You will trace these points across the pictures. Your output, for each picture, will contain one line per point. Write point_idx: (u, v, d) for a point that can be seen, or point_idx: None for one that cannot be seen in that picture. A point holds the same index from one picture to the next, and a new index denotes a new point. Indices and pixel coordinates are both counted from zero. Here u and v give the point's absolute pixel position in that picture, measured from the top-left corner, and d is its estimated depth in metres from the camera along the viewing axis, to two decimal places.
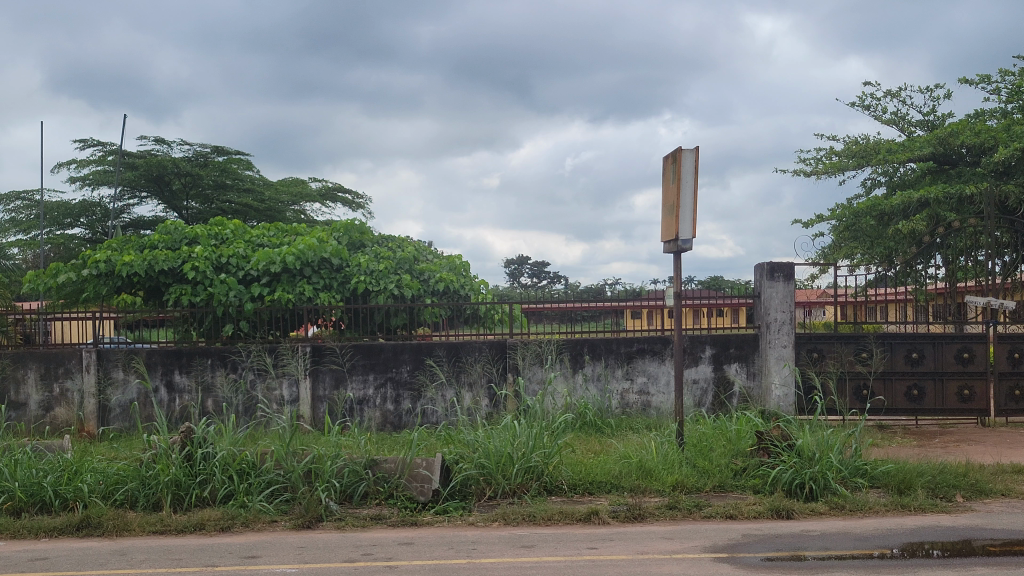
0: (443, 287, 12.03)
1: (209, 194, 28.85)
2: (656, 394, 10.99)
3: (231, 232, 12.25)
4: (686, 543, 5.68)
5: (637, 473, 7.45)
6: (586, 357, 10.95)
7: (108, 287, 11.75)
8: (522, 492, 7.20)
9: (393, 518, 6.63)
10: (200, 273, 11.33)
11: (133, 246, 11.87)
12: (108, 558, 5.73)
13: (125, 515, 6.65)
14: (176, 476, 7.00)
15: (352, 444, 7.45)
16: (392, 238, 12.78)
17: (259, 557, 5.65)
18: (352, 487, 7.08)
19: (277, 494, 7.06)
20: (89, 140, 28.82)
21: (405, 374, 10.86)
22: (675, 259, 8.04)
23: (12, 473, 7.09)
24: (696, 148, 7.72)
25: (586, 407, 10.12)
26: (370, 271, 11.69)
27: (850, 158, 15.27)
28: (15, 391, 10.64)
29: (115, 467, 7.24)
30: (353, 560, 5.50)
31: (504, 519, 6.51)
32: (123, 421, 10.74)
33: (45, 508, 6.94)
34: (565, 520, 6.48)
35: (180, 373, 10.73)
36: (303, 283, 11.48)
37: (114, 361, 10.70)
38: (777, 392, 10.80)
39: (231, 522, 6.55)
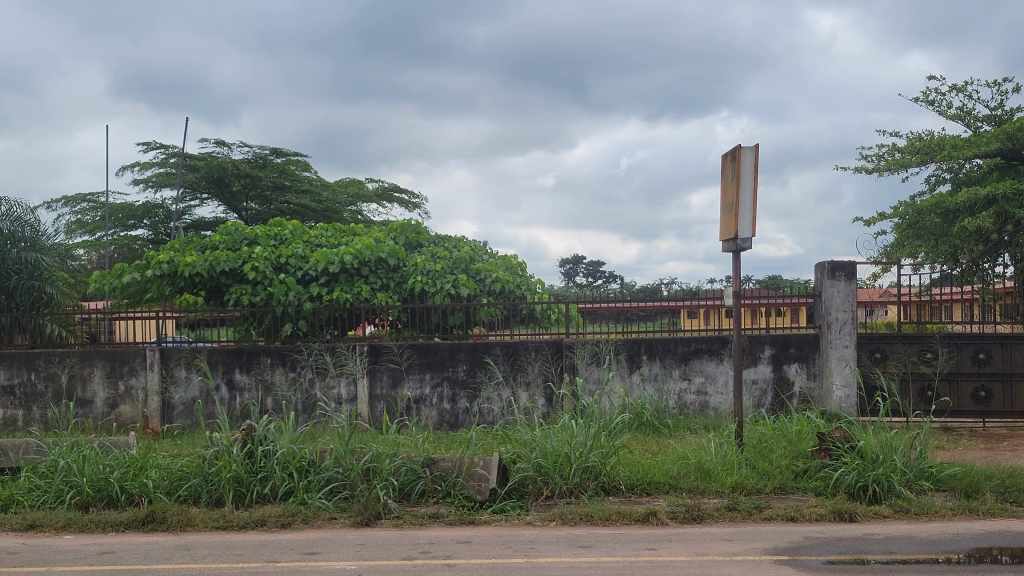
0: (499, 287, 12.06)
1: (269, 194, 29.17)
2: (714, 395, 10.89)
3: (290, 232, 12.41)
4: (747, 546, 5.62)
5: (695, 474, 7.40)
6: (643, 356, 10.89)
7: (171, 287, 11.99)
8: (579, 492, 7.18)
9: (450, 517, 6.65)
10: (260, 273, 11.50)
11: (194, 247, 12.09)
12: (173, 553, 5.83)
13: (188, 511, 6.78)
14: (237, 472, 7.12)
15: (409, 442, 7.51)
16: (448, 238, 12.83)
17: (319, 554, 5.72)
18: (409, 486, 7.13)
19: (337, 492, 7.13)
20: (152, 144, 29.40)
21: (462, 373, 10.90)
22: (734, 258, 7.95)
23: (79, 469, 7.25)
24: (755, 147, 7.63)
25: (644, 407, 10.05)
26: (427, 272, 11.80)
27: (913, 154, 14.88)
28: (81, 388, 10.88)
29: (179, 463, 7.38)
30: (412, 558, 5.54)
31: (562, 518, 6.50)
32: (186, 419, 10.94)
33: (112, 503, 7.11)
34: (624, 520, 6.44)
35: (241, 372, 10.90)
36: (361, 283, 11.61)
37: (176, 359, 10.89)
38: (839, 393, 10.64)
39: (291, 519, 6.64)
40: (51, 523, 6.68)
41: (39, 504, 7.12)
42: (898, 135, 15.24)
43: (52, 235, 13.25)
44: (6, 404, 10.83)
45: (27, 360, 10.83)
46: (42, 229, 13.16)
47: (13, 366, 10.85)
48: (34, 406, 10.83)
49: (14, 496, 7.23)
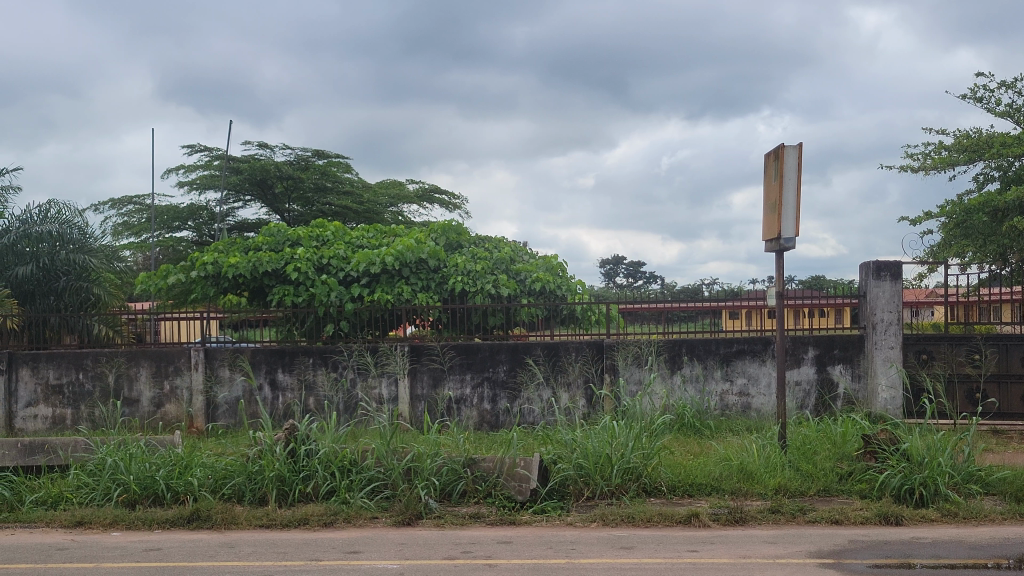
0: (540, 287, 12.07)
1: (311, 195, 29.41)
2: (756, 396, 10.80)
3: (331, 233, 12.48)
4: (790, 548, 5.56)
5: (738, 476, 7.34)
6: (684, 357, 10.83)
7: (215, 288, 12.14)
8: (620, 493, 7.15)
9: (491, 518, 6.66)
10: (303, 274, 11.60)
11: (238, 249, 12.22)
12: (218, 550, 5.90)
13: (232, 509, 6.86)
14: (280, 471, 7.19)
15: (450, 442, 7.53)
16: (488, 239, 12.85)
17: (361, 553, 5.75)
18: (450, 485, 7.15)
19: (378, 491, 7.17)
20: (196, 146, 29.78)
21: (502, 374, 10.91)
22: (776, 259, 7.88)
23: (127, 467, 7.36)
24: (799, 146, 7.54)
25: (685, 407, 9.99)
26: (467, 272, 11.84)
27: (961, 152, 14.62)
28: (128, 388, 11.05)
29: (223, 462, 7.46)
30: (453, 558, 5.56)
31: (603, 519, 6.49)
32: (229, 418, 11.07)
33: (158, 500, 7.22)
34: (665, 522, 6.42)
35: (284, 372, 10.99)
36: (402, 284, 11.66)
37: (220, 359, 11.02)
38: (884, 395, 10.51)
39: (334, 517, 6.69)
40: (99, 520, 6.79)
41: (87, 501, 7.24)
42: (946, 133, 14.99)
43: (100, 237, 13.49)
44: (55, 403, 11.02)
45: (76, 360, 11.01)
46: (90, 231, 13.40)
47: (62, 366, 11.04)
48: (82, 405, 11.01)
49: (63, 494, 7.36)
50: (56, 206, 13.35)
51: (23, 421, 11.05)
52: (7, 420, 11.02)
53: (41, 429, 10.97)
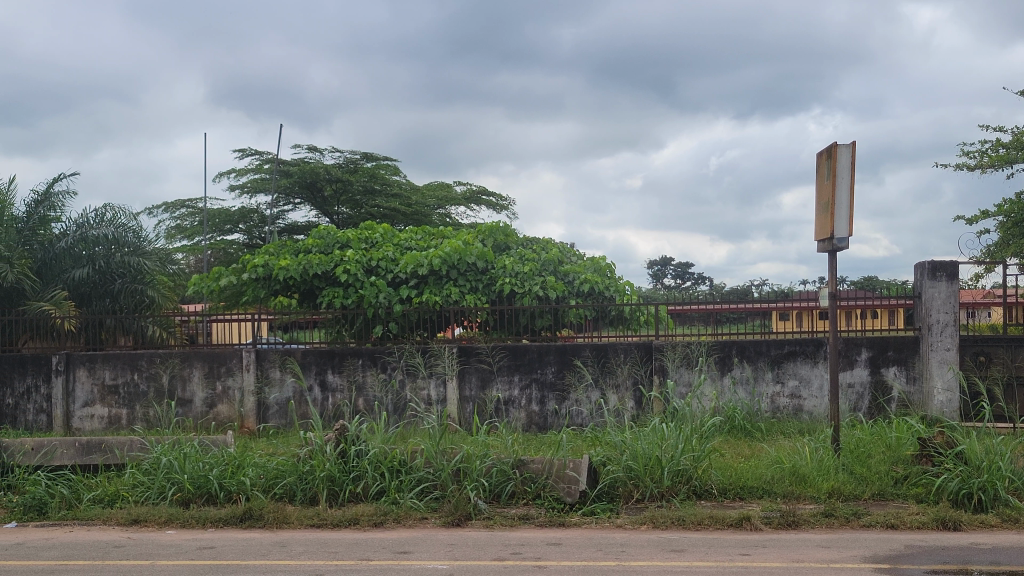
0: (588, 288, 12.00)
1: (359, 198, 29.62)
2: (808, 398, 10.67)
3: (380, 235, 12.53)
4: (844, 552, 5.48)
5: (790, 479, 7.26)
6: (734, 359, 10.74)
7: (266, 290, 12.28)
8: (670, 495, 7.09)
9: (540, 519, 6.66)
10: (352, 276, 11.70)
11: (288, 251, 12.36)
12: (270, 549, 5.97)
13: (284, 509, 6.94)
14: (331, 471, 7.26)
15: (499, 443, 7.55)
16: (536, 241, 12.84)
17: (411, 553, 5.78)
18: (500, 487, 7.16)
19: (428, 492, 7.19)
20: (247, 149, 30.14)
21: (551, 375, 10.90)
22: (829, 259, 7.77)
23: (181, 466, 7.48)
24: (852, 144, 7.44)
25: (735, 410, 9.88)
26: (515, 273, 11.86)
27: (1020, 150, 14.31)
28: (181, 389, 11.22)
29: (275, 462, 7.54)
30: (502, 559, 5.56)
31: (653, 522, 6.45)
32: (280, 418, 11.19)
33: (211, 499, 7.31)
34: (716, 525, 6.35)
35: (333, 373, 11.09)
36: (450, 286, 11.72)
37: (270, 361, 11.16)
38: (939, 398, 10.32)
39: (383, 518, 6.73)
40: (154, 518, 6.91)
41: (143, 500, 7.36)
42: (1004, 130, 14.67)
43: (154, 240, 13.73)
44: (111, 403, 11.22)
45: (131, 361, 11.20)
46: (144, 234, 13.64)
47: (117, 367, 11.23)
48: (137, 405, 11.20)
49: (119, 492, 7.50)
50: (111, 210, 13.61)
51: (80, 421, 11.27)
52: (65, 420, 11.26)
53: (97, 428, 11.19)
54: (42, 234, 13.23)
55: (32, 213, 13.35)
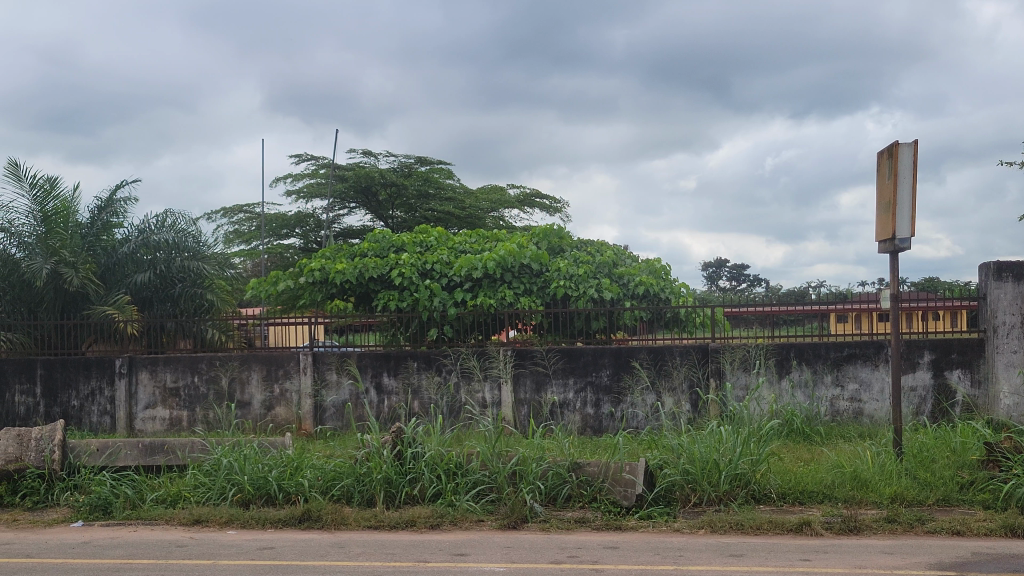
0: (643, 290, 11.91)
1: (414, 202, 29.81)
2: (869, 402, 10.50)
3: (435, 239, 12.58)
4: (908, 559, 5.38)
5: (851, 484, 7.14)
6: (792, 361, 10.63)
7: (322, 294, 12.43)
8: (729, 500, 7.02)
9: (597, 522, 6.65)
10: (407, 280, 11.78)
11: (344, 255, 12.52)
12: (329, 550, 6.04)
13: (342, 510, 7.01)
14: (388, 473, 7.31)
15: (554, 446, 7.54)
16: (590, 243, 12.80)
17: (468, 555, 5.80)
18: (556, 490, 7.15)
19: (483, 495, 7.20)
20: (303, 155, 30.54)
21: (606, 378, 10.86)
22: (891, 260, 7.63)
23: (241, 467, 7.59)
24: (915, 143, 7.31)
25: (794, 414, 9.74)
26: (570, 276, 11.86)
27: None
28: (240, 391, 11.38)
29: (332, 464, 7.63)
30: (559, 562, 5.56)
31: (710, 526, 6.39)
32: (337, 420, 11.30)
33: (271, 500, 7.41)
34: (776, 530, 6.29)
35: (389, 376, 11.18)
36: (505, 289, 11.75)
37: (327, 363, 11.25)
38: (1007, 401, 10.03)
39: (439, 520, 6.77)
40: (215, 518, 7.02)
41: (204, 501, 7.48)
42: None
43: (213, 245, 14.00)
44: (172, 405, 11.43)
45: (192, 364, 11.40)
46: (204, 239, 13.93)
47: (178, 369, 11.44)
48: (197, 407, 11.40)
49: (181, 492, 7.63)
50: (172, 215, 13.90)
51: (143, 423, 11.50)
52: (128, 421, 11.48)
53: (159, 429, 11.41)
54: (105, 240, 13.49)
55: (96, 219, 13.65)
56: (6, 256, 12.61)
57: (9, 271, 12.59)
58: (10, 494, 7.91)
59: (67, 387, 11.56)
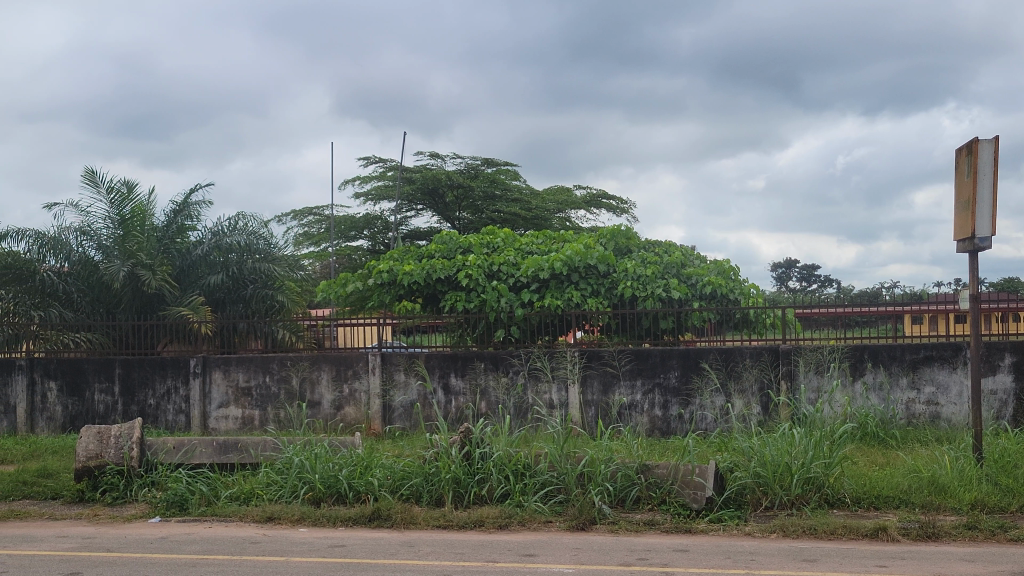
0: (711, 291, 11.80)
1: (480, 204, 29.93)
2: (946, 405, 10.27)
3: (501, 240, 12.63)
4: (989, 567, 5.23)
5: (929, 489, 6.98)
6: (866, 364, 10.40)
7: (391, 296, 12.51)
8: (801, 504, 6.92)
9: (666, 525, 6.60)
10: (474, 281, 11.84)
11: (412, 257, 12.60)
12: (398, 548, 6.09)
13: (411, 510, 7.07)
14: (456, 473, 7.35)
15: (622, 448, 7.51)
16: (657, 243, 12.72)
17: (537, 556, 5.80)
18: (624, 492, 7.12)
19: (551, 495, 7.20)
20: (371, 158, 30.91)
21: (674, 380, 10.77)
22: (970, 260, 7.44)
23: (312, 466, 7.71)
24: (995, 138, 7.12)
25: (868, 416, 9.55)
26: (637, 276, 11.78)
27: None
28: (311, 391, 11.54)
29: (401, 464, 7.69)
30: (629, 564, 5.53)
31: (783, 530, 6.30)
32: (405, 420, 11.40)
33: (341, 499, 7.50)
34: (850, 535, 6.17)
35: (457, 376, 11.24)
36: (572, 290, 11.73)
37: (396, 364, 11.38)
38: None
39: (508, 521, 6.78)
40: (287, 516, 7.13)
41: (276, 498, 7.60)
42: None
43: (283, 247, 14.27)
44: (245, 404, 11.65)
45: (263, 364, 11.61)
46: (275, 241, 14.22)
47: (250, 369, 11.65)
48: (269, 406, 11.59)
49: (254, 490, 7.77)
50: (243, 218, 14.21)
51: (216, 421, 11.74)
52: (202, 420, 11.73)
53: (232, 428, 11.63)
54: (179, 242, 13.78)
55: (171, 222, 13.91)
56: (86, 259, 13.02)
57: (89, 273, 13.00)
58: (91, 489, 8.16)
59: (144, 386, 11.84)
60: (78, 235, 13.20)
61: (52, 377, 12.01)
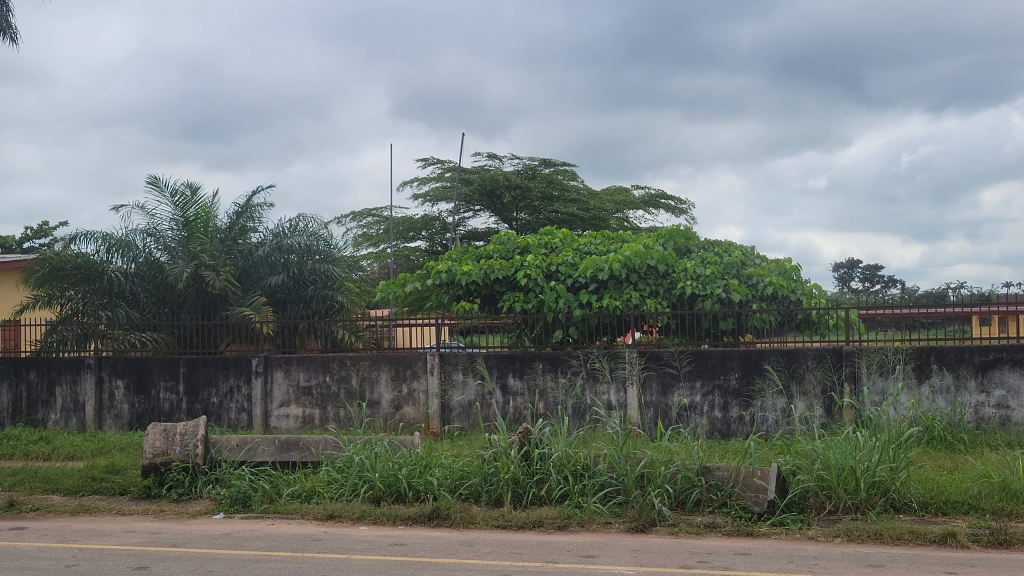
0: (773, 292, 11.66)
1: (538, 204, 29.91)
2: (1017, 408, 10.00)
3: (559, 240, 12.61)
4: None
5: (999, 494, 6.82)
6: (933, 366, 10.17)
7: (449, 296, 12.56)
8: (866, 508, 6.79)
9: (727, 528, 6.54)
10: (532, 281, 11.85)
11: (470, 257, 12.64)
12: (457, 548, 6.12)
13: (470, 509, 7.09)
14: (515, 474, 7.36)
15: (682, 449, 7.44)
16: (717, 243, 12.61)
17: (597, 557, 5.78)
18: (685, 494, 7.06)
19: (611, 497, 7.17)
20: (430, 159, 31.11)
21: (734, 381, 10.66)
22: None
23: (372, 465, 7.79)
24: None
25: (934, 420, 9.35)
26: (697, 276, 11.68)
27: None
28: (370, 390, 11.63)
29: (460, 463, 7.73)
30: (689, 566, 5.49)
31: (847, 535, 6.19)
32: (463, 420, 11.44)
33: (401, 498, 7.56)
34: (917, 541, 6.04)
35: (515, 377, 11.25)
36: (631, 290, 11.67)
37: (454, 363, 11.43)
38: None
39: (567, 521, 6.77)
40: (348, 514, 7.20)
41: (337, 496, 7.67)
42: None
43: (343, 248, 14.42)
44: (306, 404, 11.79)
45: (324, 364, 11.74)
46: (335, 242, 14.39)
47: (311, 369, 11.80)
48: (329, 405, 11.72)
49: (316, 488, 7.86)
50: (304, 219, 14.41)
51: (277, 420, 11.89)
52: (264, 419, 11.90)
53: (293, 427, 11.78)
54: (242, 244, 14.00)
55: (234, 224, 14.13)
56: (151, 260, 13.32)
57: (154, 274, 13.30)
58: (158, 485, 8.33)
59: (207, 385, 12.05)
60: (144, 237, 13.49)
61: (119, 375, 12.28)
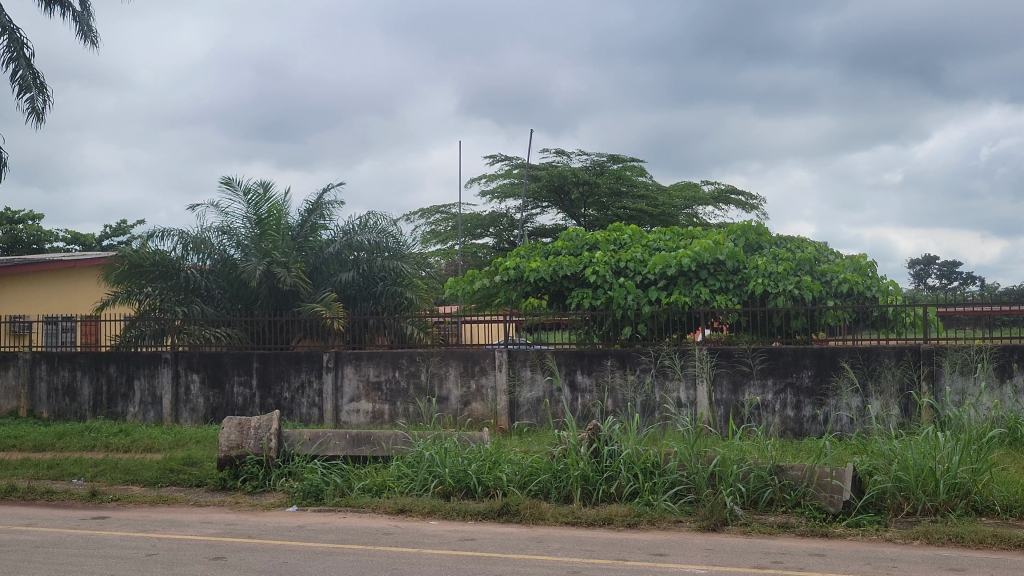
0: (847, 289, 11.41)
1: (606, 201, 29.78)
2: None
3: (628, 237, 12.53)
4: None
5: None
6: (1015, 365, 9.89)
7: (517, 292, 12.59)
8: (946, 510, 6.62)
9: (802, 529, 6.42)
10: (601, 277, 11.84)
11: (538, 253, 12.71)
12: (528, 544, 6.11)
13: (539, 505, 7.08)
14: (585, 471, 7.35)
15: (754, 448, 7.33)
16: (790, 239, 12.40)
17: (668, 556, 5.73)
18: (757, 493, 6.96)
19: (681, 495, 7.11)
20: (497, 156, 31.20)
21: (807, 380, 10.48)
22: None
23: (441, 460, 7.82)
24: None
25: (1018, 420, 9.09)
26: (769, 273, 11.51)
27: None
28: (438, 386, 11.71)
29: (530, 459, 7.73)
30: (763, 566, 5.41)
31: (927, 537, 6.04)
32: (531, 417, 11.43)
33: (470, 493, 7.59)
34: (1001, 545, 5.86)
35: (583, 374, 11.22)
36: (700, 286, 11.57)
37: (523, 360, 11.41)
38: None
39: (637, 519, 6.72)
40: (418, 508, 7.25)
41: (408, 491, 7.73)
42: None
43: (411, 245, 14.51)
44: (375, 399, 11.91)
45: (393, 360, 11.85)
46: (404, 239, 14.49)
47: (380, 365, 11.92)
48: (399, 401, 11.83)
49: (386, 482, 7.92)
50: (373, 217, 14.52)
51: (347, 415, 12.03)
52: (335, 413, 12.05)
53: (363, 422, 11.89)
54: (312, 241, 14.19)
55: (305, 222, 14.33)
56: (225, 257, 13.60)
57: (228, 271, 13.57)
58: (232, 478, 8.48)
59: (280, 380, 12.24)
60: (218, 235, 13.77)
61: (195, 369, 12.56)
